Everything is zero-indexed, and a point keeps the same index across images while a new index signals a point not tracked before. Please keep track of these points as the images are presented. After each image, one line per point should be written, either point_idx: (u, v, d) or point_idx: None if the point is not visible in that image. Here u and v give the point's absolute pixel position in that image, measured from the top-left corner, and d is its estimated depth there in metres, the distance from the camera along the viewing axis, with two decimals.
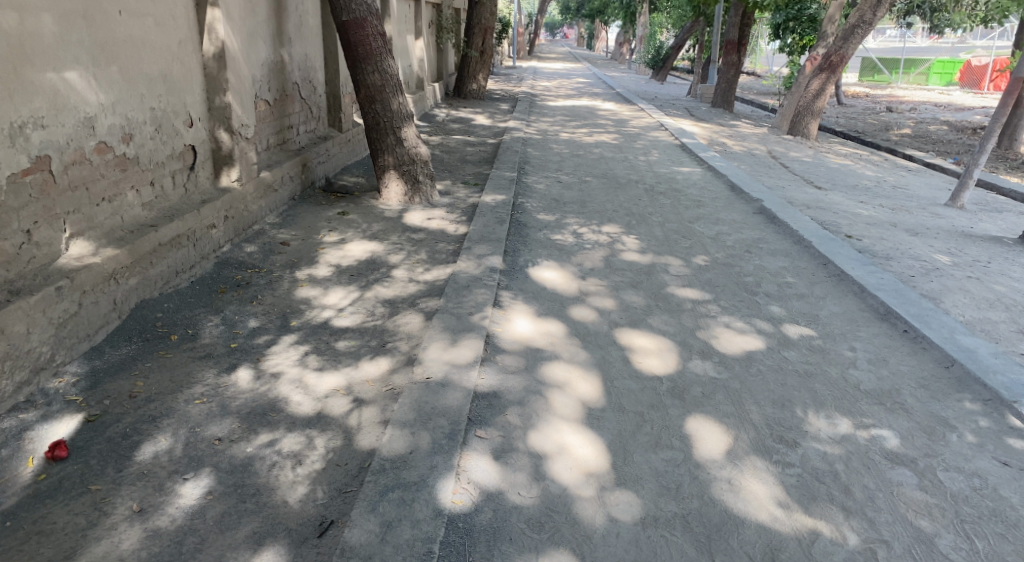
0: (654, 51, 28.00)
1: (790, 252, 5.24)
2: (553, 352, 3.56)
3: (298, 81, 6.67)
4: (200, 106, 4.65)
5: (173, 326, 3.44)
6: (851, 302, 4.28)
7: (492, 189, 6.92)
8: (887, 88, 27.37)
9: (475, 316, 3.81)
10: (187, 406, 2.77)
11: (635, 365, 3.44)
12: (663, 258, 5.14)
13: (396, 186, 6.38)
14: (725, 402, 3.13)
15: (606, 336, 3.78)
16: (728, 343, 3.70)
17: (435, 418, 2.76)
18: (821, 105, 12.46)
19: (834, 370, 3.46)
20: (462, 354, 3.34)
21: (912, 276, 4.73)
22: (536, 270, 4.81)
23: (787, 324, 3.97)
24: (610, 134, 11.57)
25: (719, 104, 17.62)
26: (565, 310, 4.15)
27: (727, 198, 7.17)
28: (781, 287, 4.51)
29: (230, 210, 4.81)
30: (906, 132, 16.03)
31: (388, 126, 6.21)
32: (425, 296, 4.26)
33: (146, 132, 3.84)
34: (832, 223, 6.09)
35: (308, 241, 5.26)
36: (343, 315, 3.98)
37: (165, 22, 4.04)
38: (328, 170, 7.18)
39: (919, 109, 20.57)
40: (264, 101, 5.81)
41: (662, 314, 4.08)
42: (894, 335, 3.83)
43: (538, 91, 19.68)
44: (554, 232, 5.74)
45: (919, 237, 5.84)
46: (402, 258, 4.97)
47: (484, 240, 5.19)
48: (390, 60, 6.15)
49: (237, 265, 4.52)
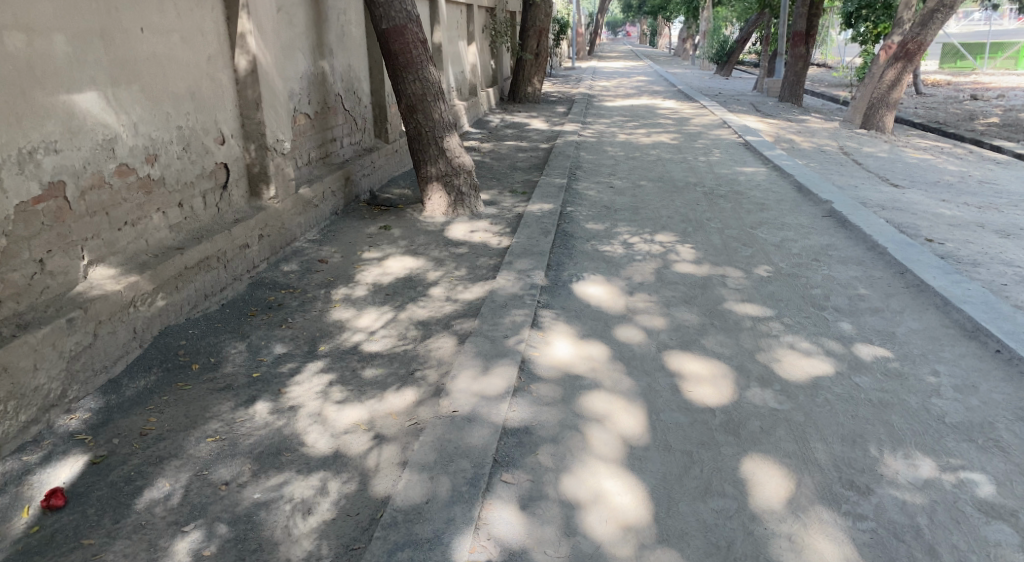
0: (718, 46, 27.16)
1: (863, 259, 4.73)
2: (593, 380, 3.27)
3: (340, 92, 6.59)
4: (233, 123, 4.66)
5: (195, 354, 3.58)
6: (933, 317, 3.68)
7: (539, 197, 6.65)
8: (971, 75, 25.55)
9: (510, 339, 3.58)
10: (197, 445, 2.83)
11: (685, 395, 3.09)
12: (721, 269, 4.74)
13: (439, 198, 6.19)
14: (786, 438, 2.69)
15: (653, 360, 3.45)
16: (791, 368, 3.26)
17: (456, 460, 2.56)
18: (898, 97, 11.60)
19: (913, 399, 2.87)
20: (492, 385, 3.11)
21: (1005, 284, 4.13)
22: (580, 285, 4.51)
23: (859, 344, 3.44)
24: (669, 134, 11.12)
25: (786, 98, 16.81)
26: (609, 330, 3.84)
27: (793, 199, 6.65)
28: (852, 300, 4.03)
29: (265, 229, 4.82)
30: (994, 121, 14.85)
31: (429, 136, 6.02)
32: (460, 317, 4.04)
33: (172, 152, 3.97)
34: (911, 226, 5.51)
35: (347, 258, 5.13)
36: (375, 339, 3.83)
37: (192, 38, 4.15)
38: (373, 182, 7.09)
39: (1010, 96, 19.09)
40: (303, 115, 5.76)
41: (717, 334, 3.71)
42: (983, 358, 3.18)
43: (597, 91, 19.35)
44: (602, 242, 5.40)
45: (1013, 240, 5.18)
46: (440, 274, 4.76)
47: (526, 253, 4.93)
48: (430, 68, 5.97)
49: (272, 286, 4.55)
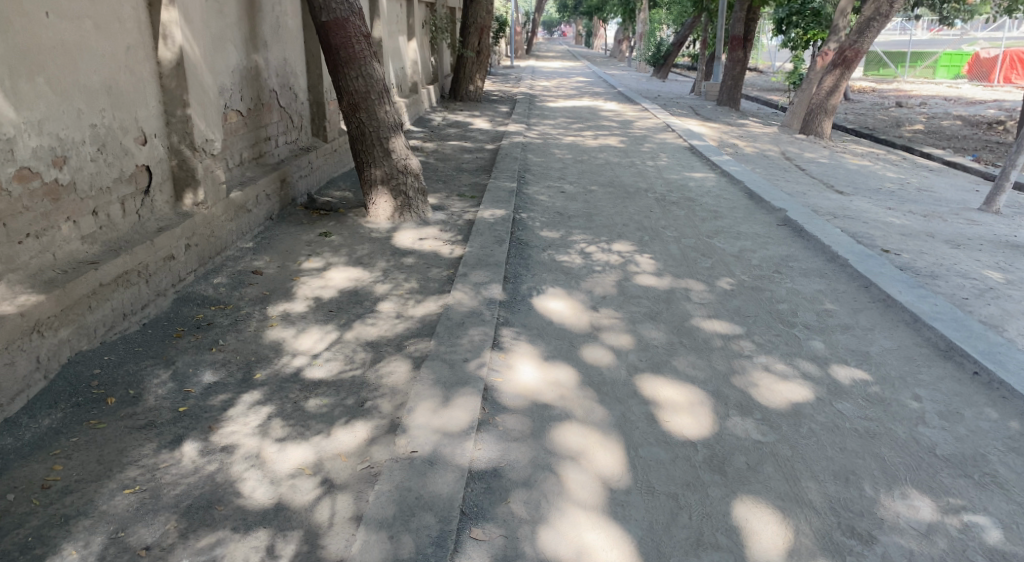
0: (656, 49, 27.49)
1: (824, 271, 4.66)
2: (563, 410, 3.01)
3: (275, 87, 6.12)
4: (156, 120, 4.18)
5: (112, 385, 3.12)
6: (905, 334, 3.60)
7: (490, 202, 6.36)
8: (892, 83, 26.84)
9: (471, 364, 3.28)
10: (111, 498, 2.41)
11: (663, 426, 2.87)
12: (683, 281, 4.57)
13: (384, 203, 5.81)
14: (775, 476, 2.50)
15: (625, 385, 3.22)
16: (770, 394, 3.08)
17: (419, 514, 2.25)
18: (836, 103, 11.89)
19: (900, 428, 2.75)
20: (455, 419, 2.82)
21: (965, 299, 4.14)
22: (540, 300, 4.24)
23: (835, 366, 3.32)
24: (615, 137, 11.03)
25: (724, 102, 17.04)
26: (575, 351, 3.59)
27: (746, 207, 6.60)
28: (820, 316, 3.92)
29: (192, 237, 4.35)
30: (919, 127, 15.51)
31: (374, 137, 5.63)
32: (414, 336, 3.70)
33: (85, 153, 3.48)
34: (865, 235, 5.51)
35: (285, 268, 4.70)
36: (318, 364, 3.45)
37: (108, 24, 3.67)
38: (311, 184, 6.63)
39: (930, 103, 20.08)
40: (235, 111, 5.28)
41: (688, 355, 3.51)
42: (962, 380, 3.10)
43: (538, 90, 19.19)
44: (559, 252, 5.16)
45: (963, 250, 5.25)
46: (389, 287, 4.40)
47: (481, 264, 4.63)
48: (374, 64, 5.60)
49: (200, 301, 4.11)
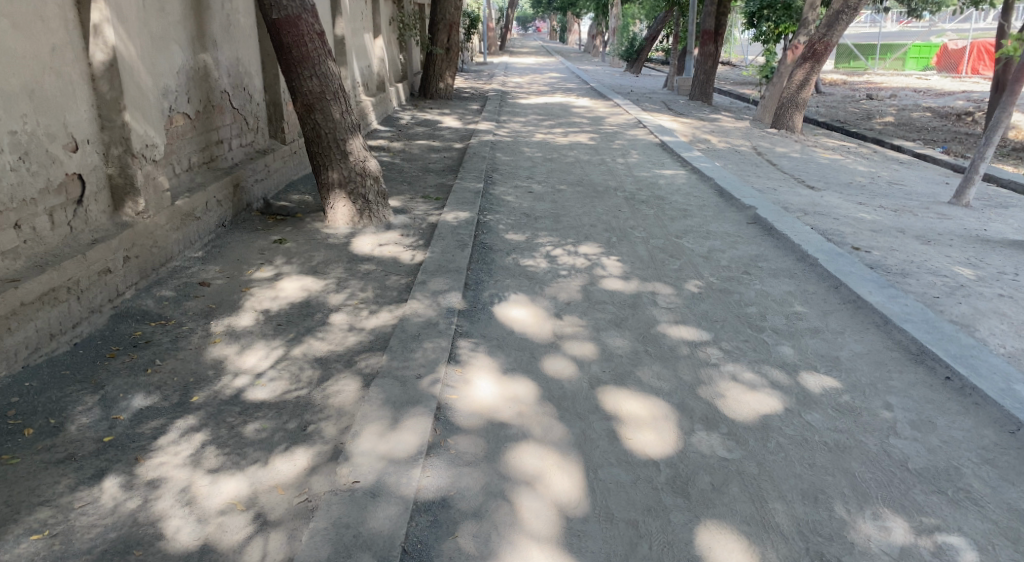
0: (629, 44, 27.47)
1: (793, 271, 4.55)
2: (520, 428, 2.83)
3: (227, 88, 5.85)
4: (89, 126, 3.90)
5: (31, 415, 2.88)
6: (875, 338, 3.49)
7: (455, 204, 6.17)
8: (863, 75, 27.12)
9: (424, 381, 3.09)
10: (16, 546, 2.19)
11: (625, 444, 2.71)
12: (650, 285, 4.43)
13: (343, 207, 5.59)
14: (741, 498, 2.35)
15: (586, 399, 3.06)
16: (736, 407, 2.95)
17: (355, 554, 2.07)
18: (806, 97, 11.83)
19: (871, 441, 2.62)
20: (402, 443, 2.63)
21: (936, 298, 4.06)
22: (502, 308, 4.07)
23: (804, 374, 3.20)
24: (586, 134, 10.89)
25: (696, 96, 16.99)
26: (536, 362, 3.42)
27: (716, 204, 6.49)
28: (789, 320, 3.80)
29: (131, 249, 4.10)
30: (890, 119, 15.63)
31: (330, 139, 5.40)
32: (365, 351, 3.51)
33: (4, 162, 3.22)
34: (835, 233, 5.42)
35: (234, 279, 4.47)
36: (261, 384, 3.24)
37: (28, 23, 3.40)
38: (268, 188, 6.37)
39: (900, 95, 20.31)
40: (181, 114, 5.02)
41: (653, 365, 3.36)
42: (934, 386, 2.99)
43: (510, 87, 19.02)
44: (524, 256, 4.99)
45: (933, 246, 5.19)
46: (344, 298, 4.19)
47: (441, 271, 4.44)
48: (329, 62, 5.36)
49: (140, 317, 3.87)
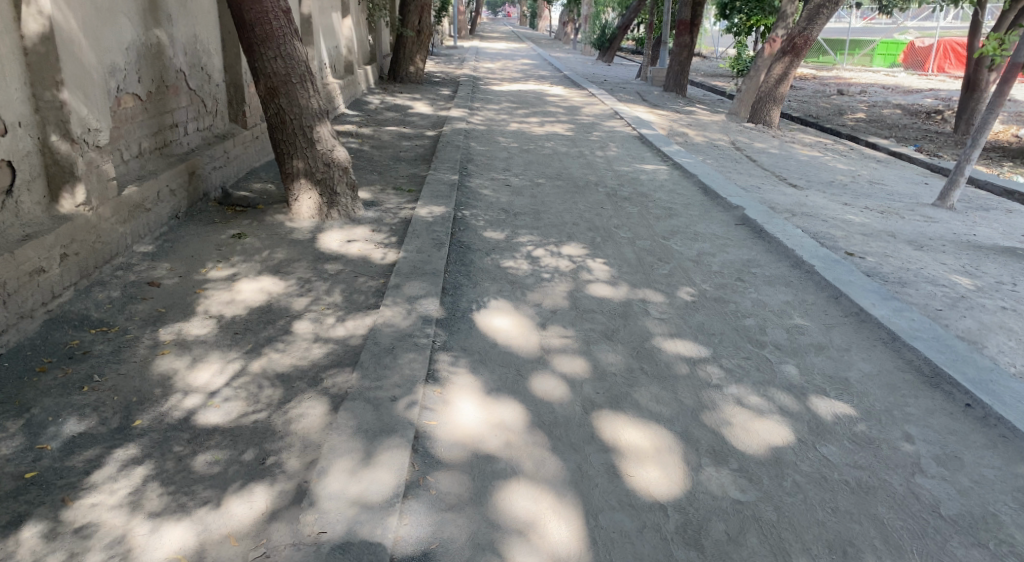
0: (600, 32, 27.15)
1: (789, 279, 4.34)
2: (509, 462, 2.53)
3: (182, 67, 5.35)
4: (21, 106, 3.36)
5: None
6: (884, 357, 3.33)
7: (429, 197, 5.81)
8: (831, 70, 27.40)
9: (399, 404, 2.75)
10: None
11: (627, 483, 2.43)
12: (640, 292, 4.15)
13: (308, 199, 5.16)
14: (762, 552, 2.11)
15: (581, 426, 2.76)
16: (746, 437, 2.70)
17: None
18: (784, 91, 11.73)
19: (896, 480, 2.45)
20: (377, 483, 2.29)
21: (939, 310, 3.92)
22: (483, 316, 3.75)
23: (815, 398, 2.98)
24: (562, 124, 10.59)
25: (671, 88, 16.79)
26: (523, 381, 3.11)
27: (701, 203, 6.26)
28: (791, 334, 3.58)
29: (70, 245, 3.57)
30: (861, 116, 15.71)
31: (295, 125, 4.98)
32: (333, 366, 3.13)
33: None
34: (826, 236, 5.24)
35: (187, 278, 4.02)
36: (215, 405, 2.80)
37: None
38: (227, 176, 5.88)
39: (869, 92, 20.50)
40: (130, 94, 4.52)
41: (650, 386, 3.08)
42: (954, 414, 2.87)
43: (481, 73, 18.55)
44: (504, 256, 4.67)
45: (926, 252, 5.07)
46: (309, 302, 3.81)
47: (417, 273, 4.10)
48: (296, 43, 4.93)
49: (77, 323, 3.35)
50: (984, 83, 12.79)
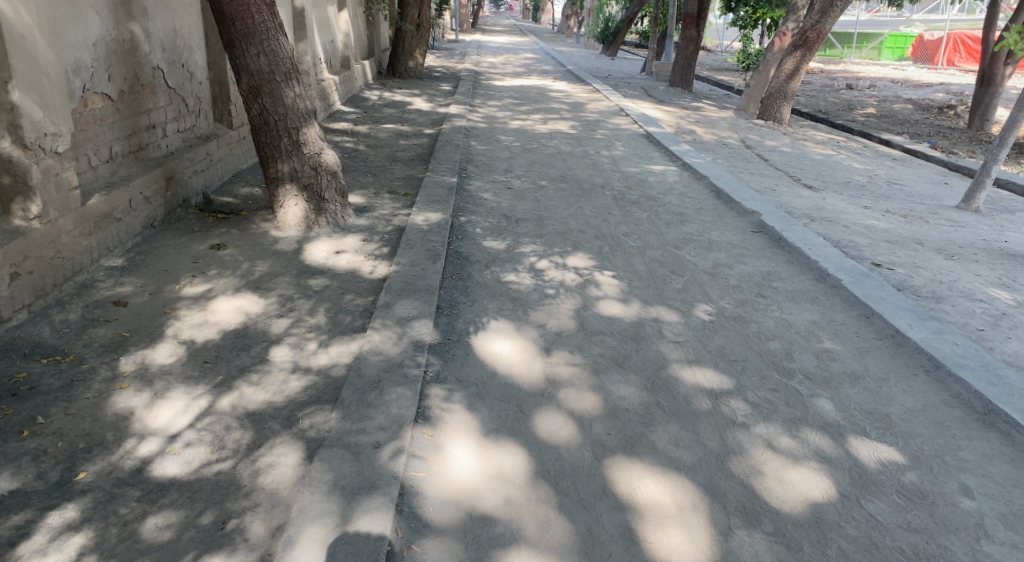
0: (603, 26, 26.71)
1: (814, 294, 3.99)
2: (509, 524, 2.18)
3: (160, 64, 4.99)
4: None
5: None
6: (927, 388, 2.99)
7: (424, 202, 5.45)
8: (839, 64, 26.89)
9: (384, 452, 2.41)
10: None
11: (646, 552, 2.09)
12: (653, 310, 3.80)
13: (294, 206, 4.79)
14: None
15: (592, 477, 2.42)
16: (780, 490, 2.36)
17: None
18: (795, 87, 11.33)
19: (959, 547, 2.11)
20: (353, 557, 1.95)
21: (981, 331, 3.56)
22: (481, 340, 3.39)
23: (854, 440, 2.63)
24: (566, 121, 10.22)
25: (677, 83, 16.23)
26: (525, 419, 2.76)
27: (714, 207, 5.90)
28: (822, 361, 3.23)
29: (23, 262, 3.24)
30: (872, 111, 15.31)
31: (279, 127, 4.62)
32: (311, 403, 2.78)
33: None
34: (850, 244, 4.88)
35: (157, 296, 3.68)
36: (174, 452, 2.47)
37: None
38: (210, 180, 5.53)
39: (879, 85, 20.08)
40: (97, 94, 4.17)
41: (669, 425, 2.73)
42: (1015, 461, 2.52)
43: (482, 67, 18.19)
44: (505, 269, 4.32)
45: (959, 262, 4.71)
46: (289, 325, 3.46)
47: (408, 290, 3.75)
48: (281, 38, 4.57)
49: (28, 351, 3.02)
50: (1000, 77, 12.39)
